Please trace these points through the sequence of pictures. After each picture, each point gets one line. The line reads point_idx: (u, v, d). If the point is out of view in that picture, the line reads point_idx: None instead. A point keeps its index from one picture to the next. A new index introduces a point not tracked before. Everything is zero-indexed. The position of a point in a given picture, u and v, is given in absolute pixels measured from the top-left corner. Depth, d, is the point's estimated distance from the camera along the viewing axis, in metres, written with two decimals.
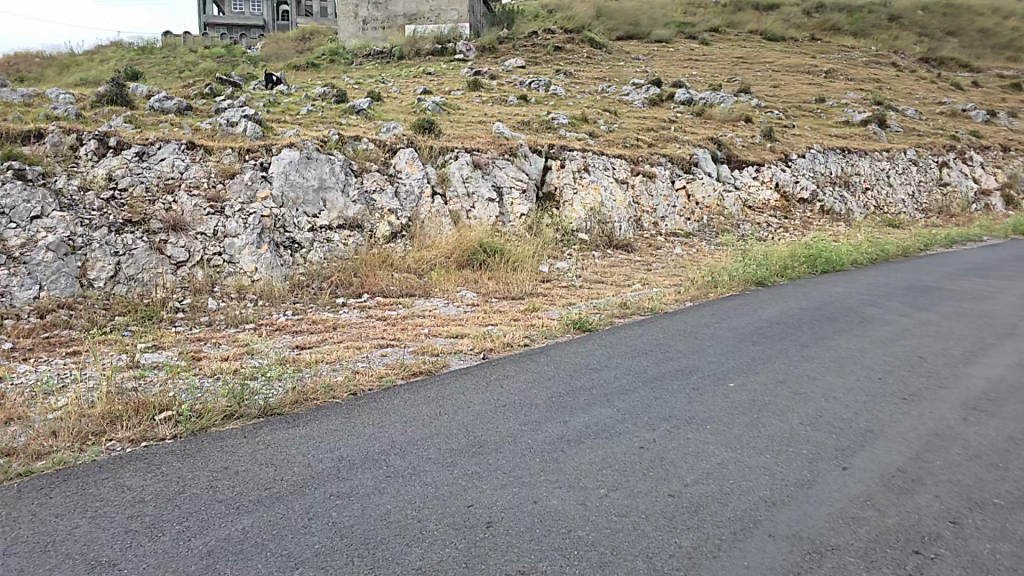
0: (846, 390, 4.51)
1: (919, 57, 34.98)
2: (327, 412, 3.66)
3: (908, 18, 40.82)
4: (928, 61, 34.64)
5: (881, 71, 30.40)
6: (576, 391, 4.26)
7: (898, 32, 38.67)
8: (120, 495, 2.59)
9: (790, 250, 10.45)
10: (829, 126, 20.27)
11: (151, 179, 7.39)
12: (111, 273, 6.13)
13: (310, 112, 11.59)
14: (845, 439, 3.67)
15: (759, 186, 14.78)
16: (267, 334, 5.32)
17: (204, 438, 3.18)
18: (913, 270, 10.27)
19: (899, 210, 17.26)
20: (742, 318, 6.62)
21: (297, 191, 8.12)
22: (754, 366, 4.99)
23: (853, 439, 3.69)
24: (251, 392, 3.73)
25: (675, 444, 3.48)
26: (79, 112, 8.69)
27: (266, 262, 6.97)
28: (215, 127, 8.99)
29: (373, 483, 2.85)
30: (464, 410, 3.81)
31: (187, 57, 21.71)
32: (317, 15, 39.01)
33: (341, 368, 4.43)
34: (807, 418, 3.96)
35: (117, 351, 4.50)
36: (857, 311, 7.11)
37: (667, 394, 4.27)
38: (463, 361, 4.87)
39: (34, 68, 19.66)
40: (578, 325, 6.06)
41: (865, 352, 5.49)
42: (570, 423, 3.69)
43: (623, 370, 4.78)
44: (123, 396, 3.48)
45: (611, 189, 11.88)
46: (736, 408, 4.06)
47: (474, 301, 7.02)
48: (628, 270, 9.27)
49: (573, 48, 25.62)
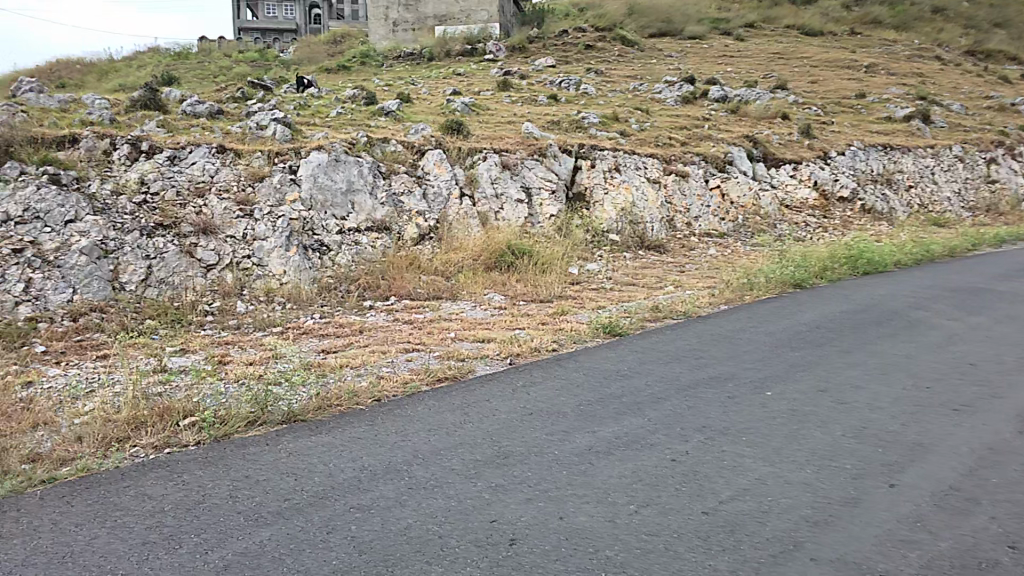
0: (892, 399, 4.27)
1: (966, 49, 33.66)
2: (351, 418, 3.59)
3: (954, 9, 39.34)
4: (975, 54, 33.30)
5: (925, 64, 29.32)
6: (605, 399, 4.12)
7: (942, 24, 37.29)
8: (141, 504, 2.55)
9: (830, 251, 10.08)
10: (870, 121, 19.60)
11: (182, 182, 7.49)
12: (142, 276, 6.21)
13: (339, 114, 11.67)
14: (893, 453, 3.44)
15: (796, 185, 14.36)
16: (294, 337, 5.31)
17: (227, 445, 3.14)
18: (962, 271, 9.82)
19: (945, 208, 16.58)
20: (780, 322, 6.37)
21: (325, 193, 8.15)
22: (793, 373, 4.76)
23: (901, 453, 3.46)
24: (275, 397, 3.70)
25: (710, 457, 3.32)
26: (114, 117, 8.88)
27: (294, 265, 6.99)
28: (245, 130, 9.09)
29: (395, 495, 2.76)
30: (490, 418, 3.70)
31: (221, 61, 22.15)
32: (349, 18, 39.49)
33: (366, 373, 4.38)
34: (851, 430, 3.74)
35: (145, 355, 4.53)
36: (902, 315, 6.80)
37: (701, 403, 4.10)
38: (489, 366, 4.77)
39: (76, 75, 20.27)
40: (608, 329, 5.90)
41: (912, 359, 5.20)
42: (600, 433, 3.55)
43: (654, 377, 4.62)
44: (148, 401, 3.48)
45: (642, 189, 11.66)
46: (775, 419, 3.86)
47: (502, 304, 6.92)
48: (661, 272, 9.06)
49: (603, 45, 25.32)
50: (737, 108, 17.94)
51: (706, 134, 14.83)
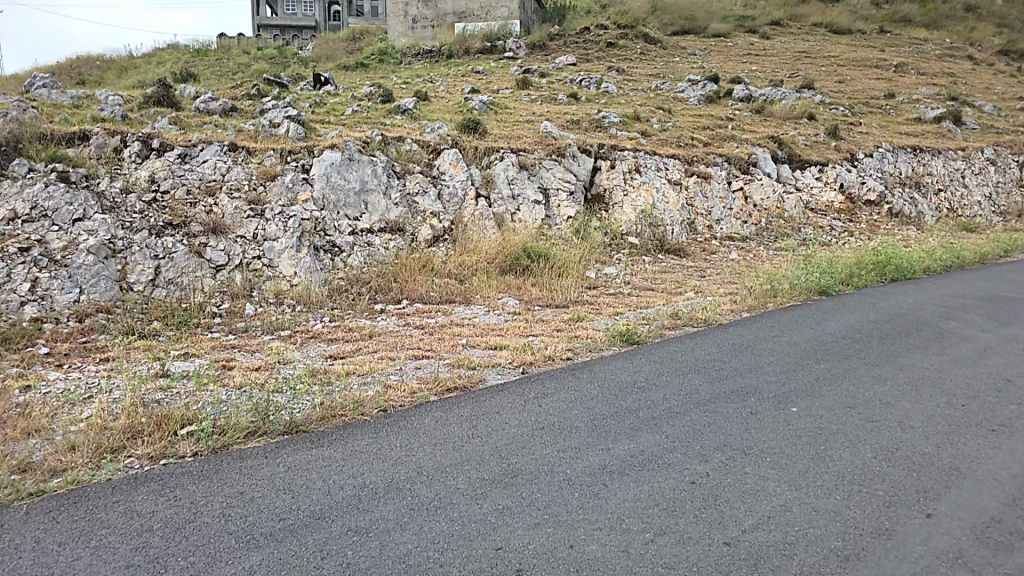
0: (923, 417, 4.01)
1: (998, 49, 32.78)
2: (355, 431, 3.44)
3: (983, 9, 38.45)
4: (1007, 54, 32.42)
5: (955, 65, 28.56)
6: (620, 413, 3.93)
7: (973, 24, 36.33)
8: (128, 523, 2.43)
9: (857, 256, 9.76)
10: (898, 123, 19.07)
11: (193, 181, 7.44)
12: (150, 276, 6.16)
13: (355, 112, 11.60)
14: (929, 478, 3.18)
15: (821, 188, 14.00)
16: (302, 342, 5.20)
17: (223, 458, 3.02)
18: (995, 278, 9.45)
19: (975, 213, 16.08)
20: (804, 332, 6.12)
21: (338, 193, 8.06)
22: (818, 387, 4.52)
23: (937, 478, 3.20)
24: (276, 406, 3.56)
25: (731, 479, 3.10)
26: (126, 114, 8.89)
27: (305, 266, 6.89)
28: (258, 128, 9.05)
29: (395, 517, 2.57)
30: (499, 432, 3.54)
31: (240, 58, 22.24)
32: (368, 16, 39.58)
33: (372, 382, 4.24)
34: (881, 452, 3.49)
35: (147, 359, 4.44)
36: (932, 325, 6.50)
37: (720, 419, 3.89)
38: (501, 376, 4.61)
39: (97, 72, 20.45)
40: (626, 337, 5.70)
41: (944, 373, 4.93)
42: (613, 451, 3.36)
43: (671, 389, 4.42)
44: (146, 409, 3.38)
45: (663, 190, 11.41)
46: (799, 439, 3.63)
47: (517, 308, 6.76)
48: (681, 277, 8.83)
49: (624, 44, 24.99)
50: (761, 109, 17.56)
51: (728, 135, 14.51)
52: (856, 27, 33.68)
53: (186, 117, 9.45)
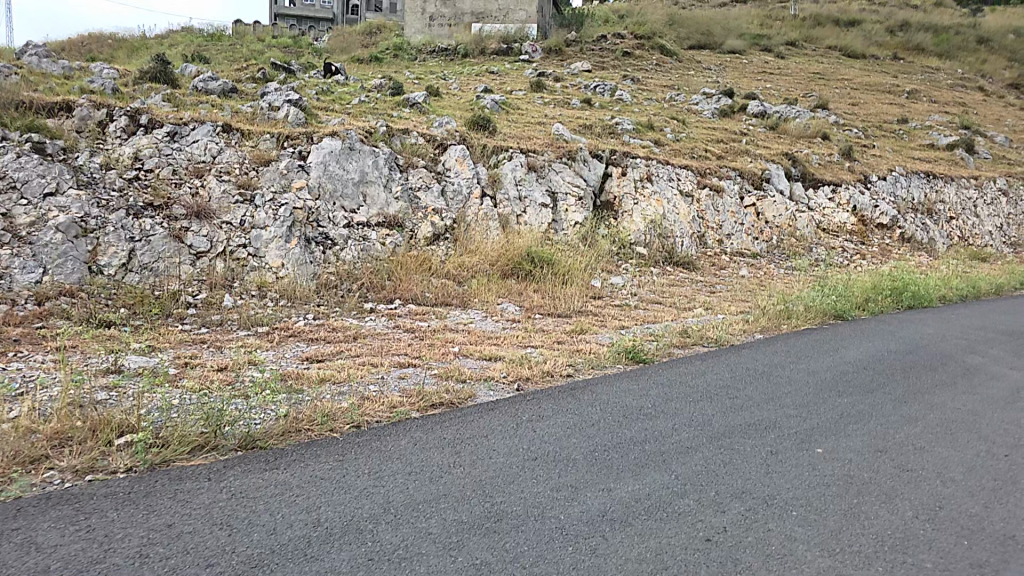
0: (965, 469, 3.54)
1: (1012, 82, 32.46)
2: (319, 451, 2.99)
3: (999, 41, 38.13)
4: (1018, 88, 32.01)
5: (968, 94, 28.14)
6: (625, 445, 3.48)
7: (987, 55, 35.87)
8: (22, 560, 2.00)
9: (872, 280, 9.29)
10: (912, 148, 18.62)
11: (181, 161, 7.04)
12: (123, 260, 5.75)
13: (361, 103, 11.22)
14: (983, 549, 2.70)
15: (834, 208, 13.50)
16: (278, 340, 4.78)
17: (158, 477, 2.57)
18: (1011, 310, 9.00)
19: (986, 242, 15.61)
20: (823, 359, 5.66)
21: (335, 183, 7.66)
22: (843, 425, 4.06)
23: (992, 548, 2.72)
24: (232, 416, 3.12)
25: (752, 538, 2.64)
26: (117, 88, 8.52)
27: (293, 258, 6.48)
28: (256, 110, 8.66)
29: (347, 570, 2.12)
30: (485, 462, 3.10)
31: (253, 45, 21.91)
32: (385, 14, 39.35)
33: (348, 392, 3.79)
34: (924, 510, 3.03)
35: (101, 351, 4.03)
36: (956, 359, 6.02)
37: (737, 458, 3.44)
38: (493, 393, 4.15)
39: (105, 50, 20.04)
40: (631, 354, 5.26)
41: (979, 416, 4.45)
42: (615, 493, 2.92)
43: (681, 419, 3.96)
44: (82, 411, 2.95)
45: (674, 201, 10.98)
46: (828, 488, 3.17)
47: (516, 316, 6.32)
48: (689, 291, 8.39)
49: (641, 53, 24.60)
50: (776, 125, 17.13)
51: (743, 149, 14.07)
52: (874, 51, 33.35)
53: (181, 95, 9.08)
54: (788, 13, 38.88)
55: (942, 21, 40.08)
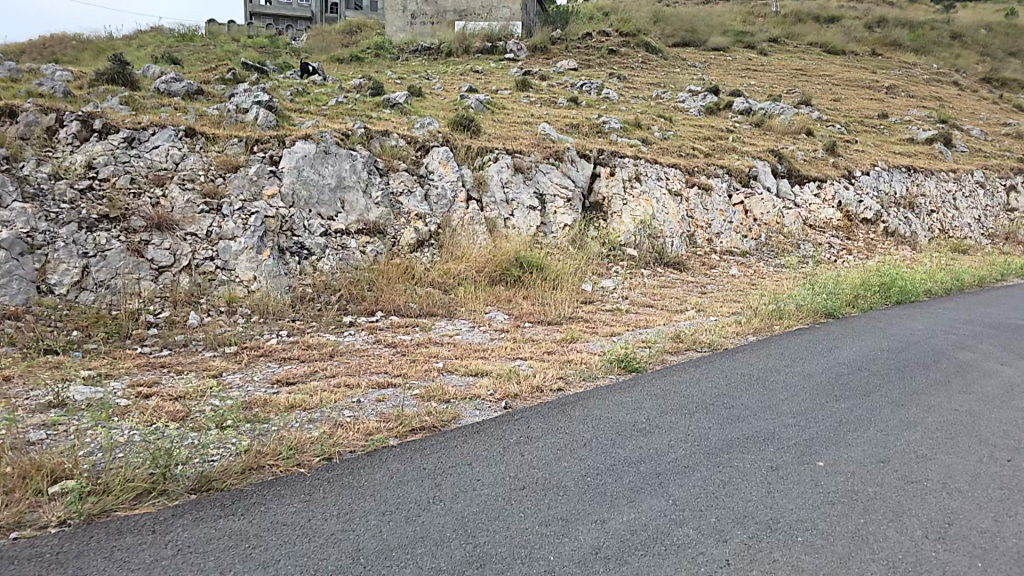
0: (970, 478, 3.24)
1: (984, 76, 32.78)
2: (283, 492, 2.73)
3: (970, 36, 38.57)
4: (990, 82, 32.34)
5: (944, 89, 28.33)
6: (620, 467, 3.19)
7: (959, 51, 36.23)
8: None
9: (861, 276, 9.10)
10: (891, 142, 18.58)
11: (140, 169, 6.71)
12: (76, 278, 5.44)
13: (339, 104, 10.91)
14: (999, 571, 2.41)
15: (819, 204, 13.35)
16: (247, 362, 4.51)
17: (93, 533, 2.32)
18: (998, 303, 8.85)
19: (965, 235, 15.54)
20: (817, 361, 5.42)
21: (310, 189, 7.36)
22: (842, 434, 3.77)
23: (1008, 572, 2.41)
24: (182, 455, 2.89)
25: (757, 572, 2.34)
26: (68, 91, 8.26)
27: (266, 271, 6.17)
28: (223, 113, 8.36)
29: None
30: (467, 496, 2.80)
31: (227, 46, 21.42)
32: (366, 12, 38.82)
33: (320, 419, 3.50)
34: (933, 528, 2.71)
35: (40, 385, 3.74)
36: (947, 356, 5.82)
37: (737, 476, 3.15)
38: (479, 412, 3.86)
39: (73, 52, 19.48)
40: (624, 363, 5.00)
41: (976, 418, 4.19)
42: (609, 525, 2.62)
43: (677, 435, 3.66)
44: (10, 456, 2.70)
45: (663, 201, 10.76)
46: (832, 507, 2.86)
47: (505, 325, 6.03)
48: (681, 293, 8.14)
49: (626, 51, 24.41)
50: (761, 122, 16.99)
51: (730, 146, 13.89)
52: (852, 47, 33.51)
53: (141, 98, 8.77)
54: (770, 10, 38.94)
55: (918, 17, 40.41)
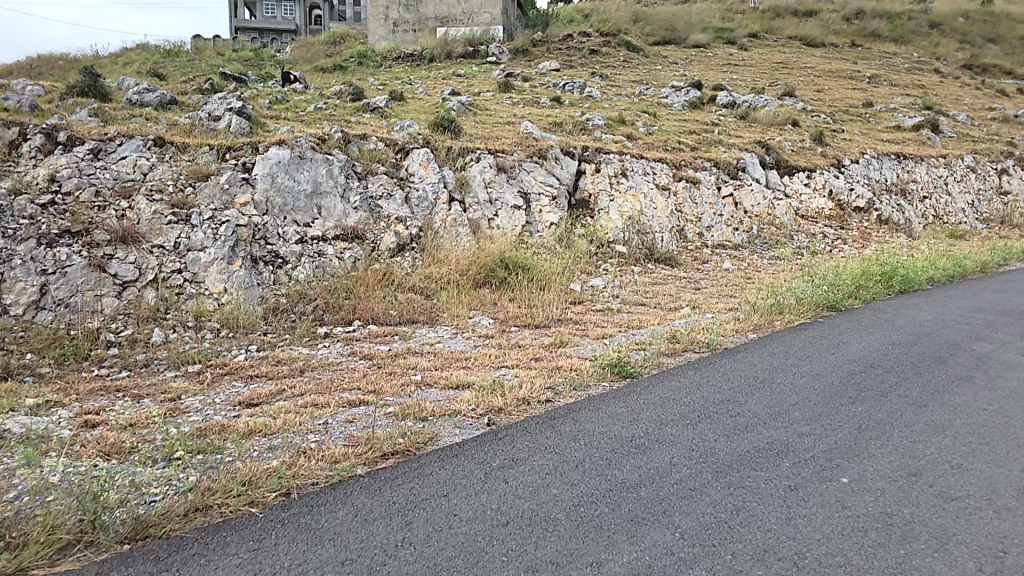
0: (1016, 492, 2.91)
1: (969, 62, 32.64)
2: (230, 538, 2.39)
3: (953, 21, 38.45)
4: (976, 67, 32.21)
5: (927, 76, 28.12)
6: (618, 494, 2.84)
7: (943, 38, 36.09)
8: None
9: (858, 266, 8.78)
10: (881, 130, 18.32)
11: (105, 180, 6.38)
12: (33, 297, 5.12)
13: (317, 109, 10.59)
14: None
15: (811, 194, 13.03)
16: (211, 381, 4.19)
17: None
18: (998, 289, 8.54)
19: (960, 220, 15.25)
20: (825, 359, 5.08)
21: (285, 196, 7.03)
22: (866, 444, 3.43)
23: None
24: (118, 500, 2.56)
25: None
26: (35, 104, 7.93)
27: (237, 282, 5.83)
28: (193, 121, 8.03)
29: None
30: (441, 537, 2.47)
31: (210, 58, 21.12)
32: (349, 23, 38.57)
33: (281, 447, 3.17)
34: (988, 558, 2.38)
35: None
36: (965, 349, 5.47)
37: (753, 500, 2.81)
38: (460, 431, 3.53)
39: (52, 71, 19.03)
40: (618, 370, 4.66)
41: (1011, 419, 3.86)
42: (608, 569, 2.28)
43: (680, 451, 3.33)
44: None
45: (652, 196, 10.45)
46: (865, 536, 2.52)
47: (489, 331, 5.69)
48: (674, 290, 7.83)
49: (608, 50, 24.11)
50: (746, 113, 16.66)
51: (717, 139, 13.58)
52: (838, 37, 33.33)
53: (111, 110, 8.43)
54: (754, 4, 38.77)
55: (900, 6, 40.32)
